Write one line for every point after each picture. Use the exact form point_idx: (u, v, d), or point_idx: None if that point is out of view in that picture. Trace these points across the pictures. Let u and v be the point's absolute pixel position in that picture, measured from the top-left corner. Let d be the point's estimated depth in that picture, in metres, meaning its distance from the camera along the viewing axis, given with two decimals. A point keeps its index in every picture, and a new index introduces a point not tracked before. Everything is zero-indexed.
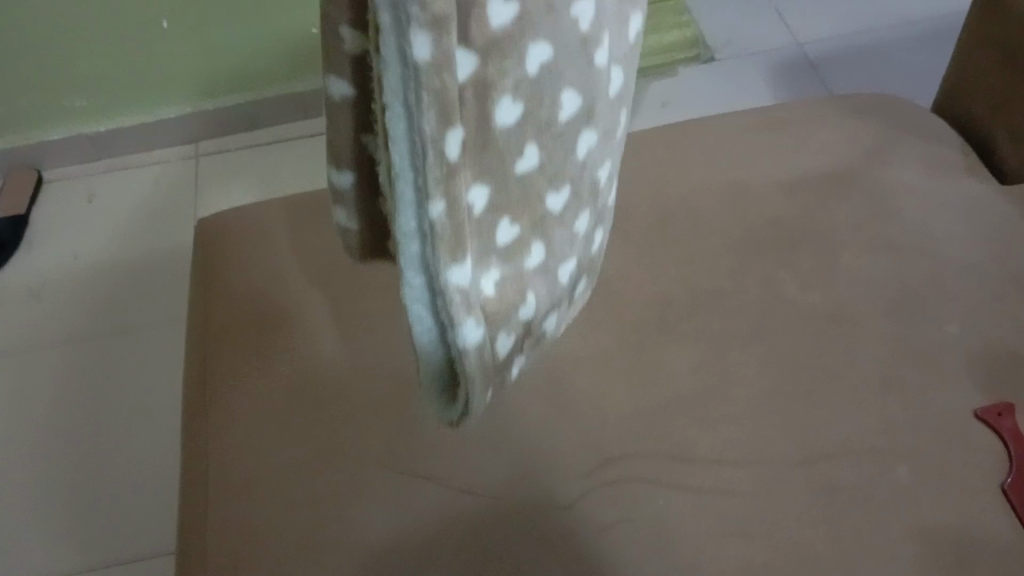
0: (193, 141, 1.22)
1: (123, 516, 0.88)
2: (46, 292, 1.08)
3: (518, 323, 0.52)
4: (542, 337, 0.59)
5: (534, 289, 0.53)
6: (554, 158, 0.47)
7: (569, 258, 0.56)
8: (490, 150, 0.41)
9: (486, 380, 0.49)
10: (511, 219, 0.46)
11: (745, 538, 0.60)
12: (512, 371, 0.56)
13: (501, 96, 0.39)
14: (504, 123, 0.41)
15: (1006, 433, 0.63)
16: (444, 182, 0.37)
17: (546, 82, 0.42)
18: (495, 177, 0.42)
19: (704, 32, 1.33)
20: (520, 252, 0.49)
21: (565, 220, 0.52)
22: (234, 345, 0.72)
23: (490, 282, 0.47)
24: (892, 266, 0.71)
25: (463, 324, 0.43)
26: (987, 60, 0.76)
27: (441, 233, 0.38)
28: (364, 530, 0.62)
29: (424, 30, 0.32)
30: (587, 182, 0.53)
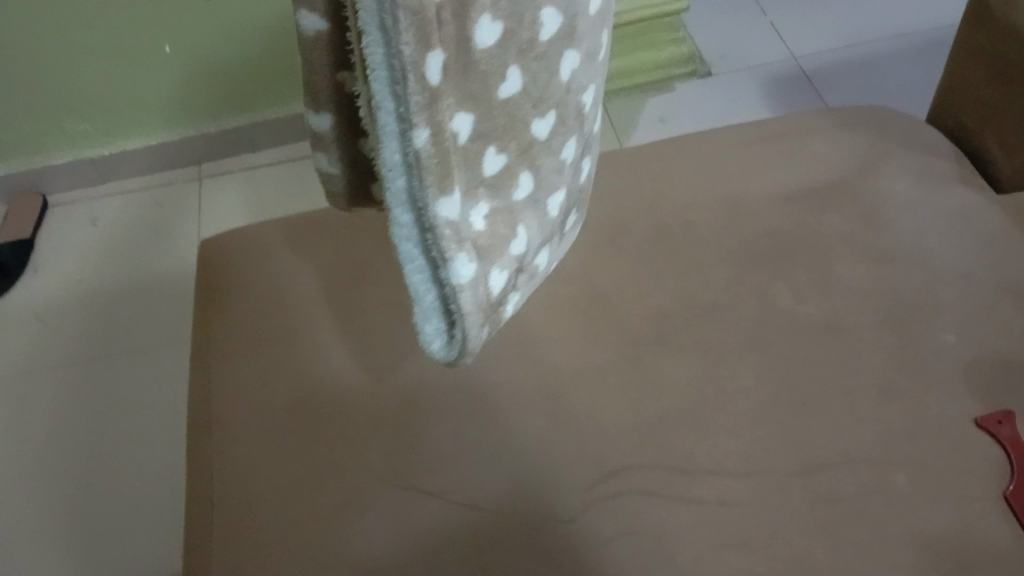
0: (196, 163, 1.25)
1: (127, 544, 0.89)
2: (52, 315, 1.09)
3: (512, 259, 0.52)
4: (535, 274, 0.59)
5: (525, 223, 0.53)
6: (539, 83, 0.47)
7: (558, 188, 0.56)
8: (475, 76, 0.42)
9: (485, 319, 0.50)
10: (496, 149, 0.47)
11: (745, 549, 0.58)
12: (507, 308, 0.56)
13: (480, 21, 0.40)
14: (484, 47, 0.41)
15: (1005, 440, 0.61)
16: (427, 110, 0.38)
17: (525, 9, 0.42)
18: (478, 104, 0.43)
19: (701, 47, 1.33)
20: (508, 180, 0.49)
21: (553, 146, 0.52)
22: (234, 360, 0.71)
23: (479, 213, 0.48)
24: (886, 277, 0.71)
25: (455, 258, 0.45)
26: (978, 72, 0.77)
27: (428, 162, 0.40)
28: (371, 545, 0.60)
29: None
30: (570, 109, 0.53)
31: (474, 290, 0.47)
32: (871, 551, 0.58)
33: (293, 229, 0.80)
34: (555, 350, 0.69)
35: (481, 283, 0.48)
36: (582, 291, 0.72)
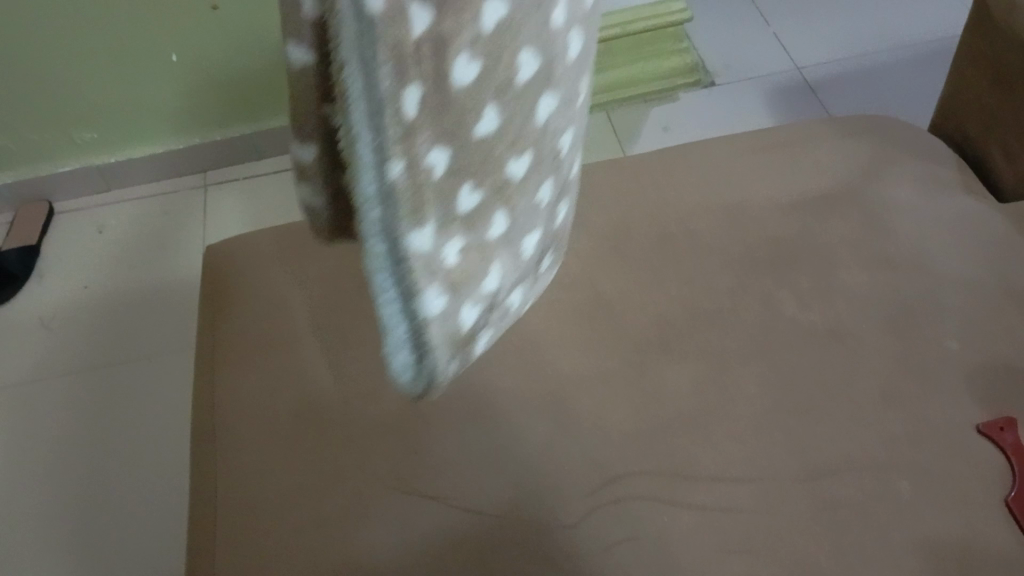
0: (201, 171, 1.26)
1: (130, 549, 0.89)
2: (57, 322, 1.10)
3: (479, 290, 0.47)
4: (505, 312, 0.56)
5: (496, 258, 0.47)
6: (514, 119, 0.41)
7: (529, 219, 0.50)
8: (449, 112, 0.35)
9: (451, 351, 0.46)
10: (472, 186, 0.40)
11: (748, 555, 0.58)
12: (472, 343, 0.51)
13: (460, 55, 0.33)
14: (462, 84, 0.34)
15: (1008, 447, 0.61)
16: (402, 143, 0.33)
17: (506, 39, 0.36)
18: (455, 136, 0.36)
19: (705, 57, 1.34)
20: (482, 218, 0.43)
21: (526, 183, 0.46)
22: (236, 365, 0.71)
23: (453, 254, 0.42)
24: (889, 284, 0.71)
25: (426, 294, 0.39)
26: (981, 82, 0.78)
27: (401, 196, 0.34)
28: (374, 548, 0.60)
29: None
30: (544, 146, 0.46)
31: (442, 323, 0.42)
32: (874, 557, 0.58)
33: (297, 237, 0.80)
34: (559, 357, 0.69)
35: (450, 316, 0.44)
36: (586, 298, 0.73)
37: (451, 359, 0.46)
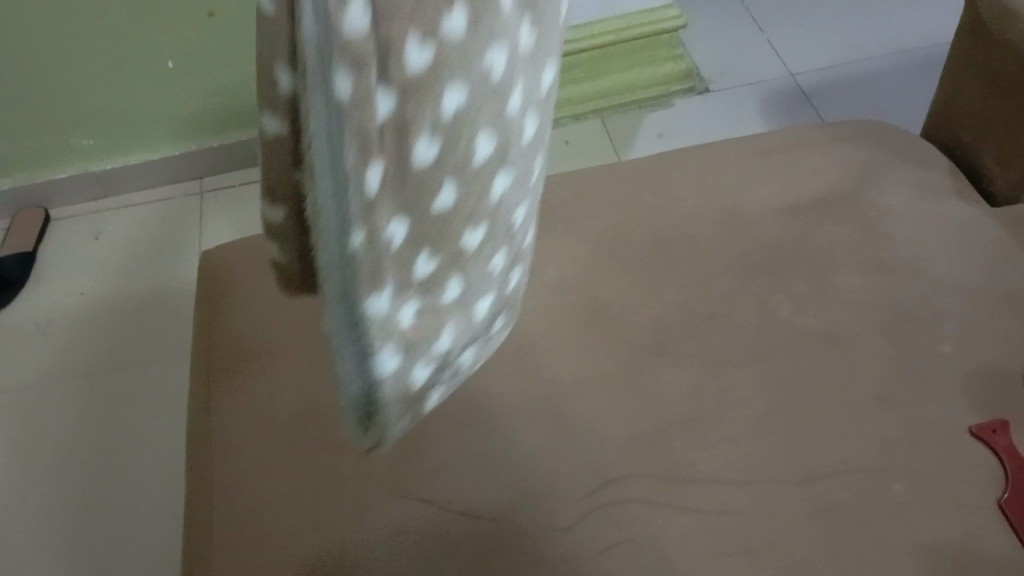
0: (198, 178, 1.26)
1: (126, 554, 0.89)
2: (53, 328, 1.10)
3: (436, 353, 0.45)
4: (456, 373, 0.52)
5: (453, 321, 0.46)
6: (473, 193, 0.40)
7: (485, 288, 0.48)
8: (409, 188, 0.34)
9: (403, 407, 0.45)
10: (430, 254, 0.39)
11: (746, 558, 0.58)
12: (426, 401, 0.49)
13: (420, 137, 0.33)
14: (423, 165, 0.34)
15: (1001, 450, 0.62)
16: (364, 216, 0.33)
17: (466, 121, 0.35)
18: (416, 210, 0.36)
19: (699, 64, 1.34)
20: (439, 288, 0.42)
21: (484, 255, 0.45)
22: (234, 371, 0.71)
23: (409, 320, 0.41)
24: (883, 288, 0.71)
25: (380, 353, 0.39)
26: (973, 88, 0.78)
27: (359, 264, 0.34)
28: (371, 552, 0.60)
29: (344, 72, 0.28)
30: (502, 222, 0.45)
31: (394, 381, 0.42)
32: (870, 559, 0.58)
33: None
34: (556, 361, 0.69)
35: (403, 376, 0.43)
36: (583, 303, 0.73)
37: (403, 416, 0.45)
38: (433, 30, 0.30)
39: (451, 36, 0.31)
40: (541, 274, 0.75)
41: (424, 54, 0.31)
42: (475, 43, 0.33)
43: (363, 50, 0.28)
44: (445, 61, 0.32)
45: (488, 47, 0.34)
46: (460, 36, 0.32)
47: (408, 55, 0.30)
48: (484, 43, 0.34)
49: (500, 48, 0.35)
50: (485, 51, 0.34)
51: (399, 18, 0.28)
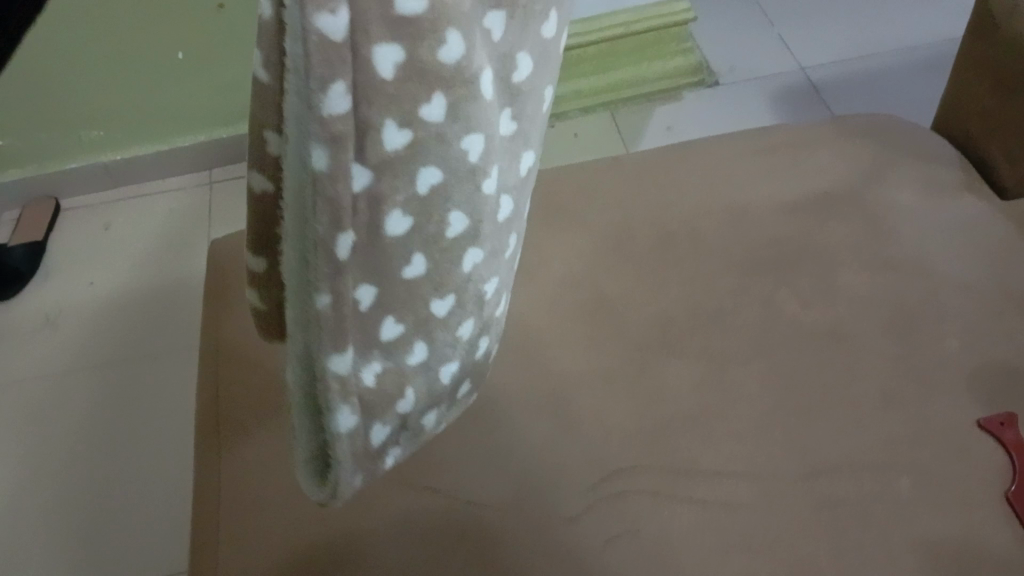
0: (207, 168, 1.26)
1: (134, 542, 0.90)
2: (63, 319, 1.10)
3: (396, 414, 0.46)
4: (417, 435, 0.51)
5: (418, 386, 0.46)
6: (445, 266, 0.42)
7: (454, 358, 0.49)
8: (377, 257, 0.37)
9: (358, 465, 0.45)
10: (398, 320, 0.41)
11: (748, 551, 0.58)
12: (387, 461, 0.49)
13: (393, 210, 0.36)
14: (393, 236, 0.37)
15: (1008, 443, 0.62)
16: (331, 281, 0.35)
17: (437, 202, 0.38)
18: (383, 278, 0.38)
19: (709, 58, 1.34)
20: (407, 354, 0.43)
21: (455, 326, 0.46)
22: (240, 362, 0.71)
23: (371, 381, 0.41)
24: (889, 285, 0.71)
25: (339, 409, 0.40)
26: (982, 84, 0.78)
27: (324, 324, 0.36)
28: (374, 540, 0.60)
29: (320, 146, 0.31)
30: (473, 293, 0.47)
31: (352, 438, 0.42)
32: (873, 554, 0.58)
33: None
34: (561, 356, 0.69)
35: (361, 434, 0.43)
36: (588, 297, 0.73)
37: (358, 473, 0.46)
38: (410, 116, 0.34)
39: (429, 123, 0.35)
40: (547, 269, 0.75)
41: (400, 136, 0.34)
42: (453, 133, 0.36)
43: (340, 129, 0.31)
44: (420, 146, 0.35)
45: (466, 134, 0.37)
46: (438, 125, 0.35)
47: (384, 135, 0.33)
48: (461, 132, 0.37)
49: (478, 136, 0.38)
50: (463, 138, 0.37)
51: (377, 104, 0.32)
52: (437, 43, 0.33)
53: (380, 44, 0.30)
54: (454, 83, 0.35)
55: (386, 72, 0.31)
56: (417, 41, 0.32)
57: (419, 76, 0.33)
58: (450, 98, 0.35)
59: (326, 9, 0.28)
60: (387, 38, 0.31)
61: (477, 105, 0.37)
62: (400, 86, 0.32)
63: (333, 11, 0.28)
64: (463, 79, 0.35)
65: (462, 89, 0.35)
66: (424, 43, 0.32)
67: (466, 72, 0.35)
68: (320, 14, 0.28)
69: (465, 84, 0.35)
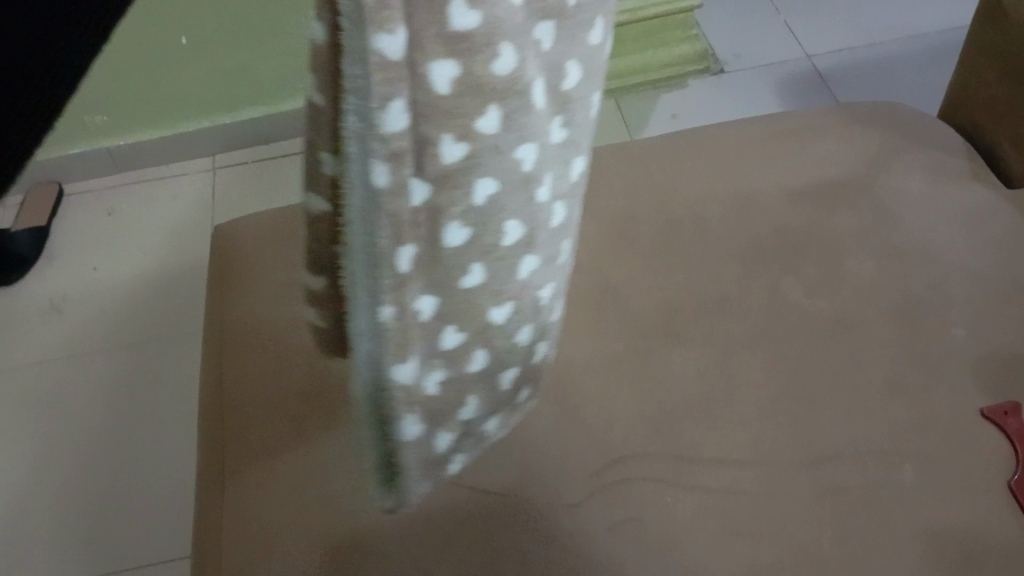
0: (210, 155, 1.26)
1: (139, 524, 0.90)
2: (67, 304, 1.10)
3: (460, 421, 0.49)
4: (481, 441, 0.55)
5: (477, 392, 0.49)
6: (502, 274, 0.44)
7: (513, 365, 0.51)
8: (437, 267, 0.40)
9: (424, 469, 0.48)
10: (458, 327, 0.44)
11: (752, 538, 0.58)
12: (450, 466, 0.53)
13: (450, 221, 0.38)
14: (451, 247, 0.39)
15: (1012, 432, 0.62)
16: (395, 290, 0.37)
17: (493, 211, 0.40)
18: (441, 288, 0.41)
19: (714, 45, 1.33)
20: (466, 361, 0.46)
21: (513, 332, 0.48)
22: (243, 347, 0.71)
23: (434, 388, 0.45)
24: (895, 272, 0.71)
25: (404, 418, 0.42)
26: (990, 72, 0.78)
27: (389, 336, 0.38)
28: (376, 525, 0.61)
29: (381, 162, 0.33)
30: (530, 302, 0.48)
31: (418, 444, 0.45)
32: (877, 542, 0.58)
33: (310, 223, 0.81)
34: (565, 342, 0.69)
35: (425, 439, 0.46)
36: (593, 284, 0.73)
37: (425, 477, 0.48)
38: (466, 130, 0.36)
39: (483, 134, 0.37)
40: None
41: (456, 149, 0.36)
42: (506, 142, 0.38)
43: (399, 146, 0.33)
44: (475, 158, 0.37)
45: (520, 145, 0.39)
46: (492, 137, 0.37)
47: (442, 149, 0.35)
48: (514, 142, 0.38)
49: (530, 145, 0.39)
50: (517, 149, 0.39)
51: (435, 119, 0.34)
52: (491, 56, 0.34)
53: (437, 61, 0.32)
54: (508, 96, 0.36)
55: (442, 88, 0.33)
56: (471, 56, 0.33)
57: (475, 89, 0.35)
58: (504, 110, 0.37)
59: (385, 30, 0.30)
60: (444, 56, 0.33)
61: (530, 115, 0.38)
62: (457, 101, 0.34)
63: (391, 32, 0.30)
64: (516, 90, 0.36)
65: (517, 102, 0.37)
66: (480, 56, 0.34)
67: (519, 83, 0.36)
68: (379, 34, 0.30)
69: (518, 95, 0.37)
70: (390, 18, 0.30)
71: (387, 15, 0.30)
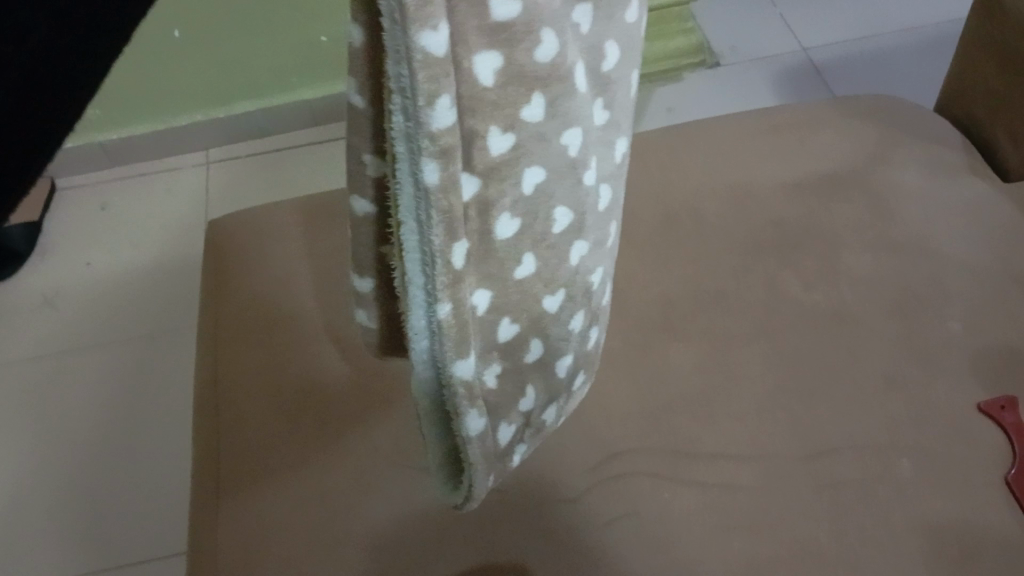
0: (204, 149, 1.26)
1: (136, 519, 0.90)
2: (60, 299, 1.10)
3: (518, 412, 0.47)
4: (540, 429, 0.53)
5: (533, 381, 0.47)
6: (553, 261, 0.42)
7: (568, 352, 0.49)
8: (491, 259, 0.38)
9: (490, 466, 0.45)
10: (511, 319, 0.42)
11: (750, 532, 0.58)
12: (514, 458, 0.51)
13: (501, 213, 0.37)
14: (503, 239, 0.38)
15: (1008, 425, 0.62)
16: (451, 286, 0.35)
17: (542, 199, 0.39)
18: (495, 281, 0.39)
19: (710, 37, 1.33)
20: (523, 351, 0.44)
21: (566, 319, 0.46)
22: (240, 343, 0.71)
23: (492, 381, 0.43)
24: (892, 265, 0.71)
25: (468, 413, 0.40)
26: (987, 65, 0.77)
27: (451, 334, 0.36)
28: (372, 521, 0.60)
29: (432, 160, 0.31)
30: (581, 287, 0.46)
31: (482, 439, 0.42)
32: (875, 536, 0.58)
33: (307, 218, 0.81)
34: None
35: (489, 434, 0.43)
36: None
37: (490, 474, 0.45)
38: (512, 120, 0.35)
39: (530, 123, 0.36)
40: None
41: (503, 141, 0.35)
42: (552, 130, 0.37)
43: (449, 142, 0.31)
44: (524, 147, 0.36)
45: (565, 131, 0.38)
46: (538, 125, 0.36)
47: (490, 142, 0.34)
48: (559, 129, 0.37)
49: (575, 131, 0.39)
50: (563, 135, 0.38)
51: (481, 111, 0.33)
52: (532, 45, 0.33)
53: (480, 53, 0.31)
54: (550, 83, 0.35)
55: (487, 79, 0.32)
56: (515, 45, 0.32)
57: (517, 79, 0.34)
58: (548, 97, 0.36)
59: (429, 26, 0.28)
60: (485, 48, 0.31)
61: (572, 102, 0.38)
62: (500, 92, 0.33)
63: (435, 28, 0.28)
64: (559, 77, 0.36)
65: (559, 88, 0.36)
66: (520, 46, 0.33)
67: (561, 70, 0.36)
68: (423, 32, 0.28)
69: (561, 82, 0.36)
70: (433, 14, 0.27)
71: (429, 11, 0.27)
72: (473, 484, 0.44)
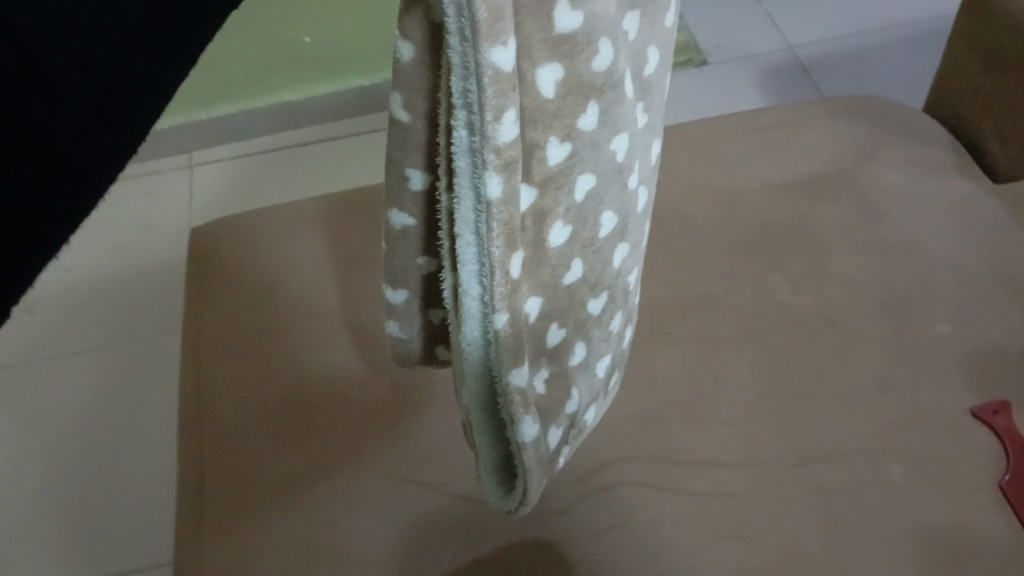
0: (188, 152, 1.25)
1: (119, 531, 0.88)
2: (41, 304, 1.08)
3: (566, 415, 0.45)
4: (580, 432, 0.50)
5: (579, 384, 0.46)
6: (599, 263, 0.41)
7: (608, 352, 0.48)
8: (545, 266, 0.37)
9: (544, 470, 0.43)
10: (559, 324, 0.41)
11: (743, 540, 0.57)
12: (559, 463, 0.48)
13: (556, 222, 0.36)
14: (555, 246, 0.37)
15: (1001, 430, 0.61)
16: (508, 296, 0.33)
17: (592, 206, 0.38)
18: (547, 288, 0.38)
19: (696, 36, 1.33)
20: (568, 354, 0.43)
21: (607, 321, 0.45)
22: (228, 351, 0.70)
23: (541, 387, 0.42)
24: (881, 267, 0.70)
25: (523, 421, 0.38)
26: (972, 65, 0.77)
27: (507, 344, 0.34)
28: (362, 535, 0.59)
29: (495, 173, 0.30)
30: (620, 288, 0.46)
31: (537, 446, 0.40)
32: (870, 541, 0.57)
33: (292, 223, 0.80)
34: None
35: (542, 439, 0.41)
36: None
37: (545, 480, 0.43)
38: (570, 129, 0.34)
39: (584, 132, 0.35)
40: None
41: (560, 150, 0.34)
42: (602, 137, 0.36)
43: (513, 155, 0.30)
44: (578, 156, 0.35)
45: (613, 137, 0.37)
46: (590, 133, 0.35)
47: (549, 152, 0.33)
48: (609, 135, 0.37)
49: (622, 136, 0.38)
50: (611, 141, 0.37)
51: (542, 123, 0.32)
52: (590, 54, 0.33)
53: (543, 65, 0.31)
54: (605, 90, 0.35)
55: (548, 91, 0.32)
56: (575, 56, 0.32)
57: (577, 89, 0.33)
58: (602, 105, 0.35)
59: (499, 42, 0.27)
60: (547, 59, 0.31)
61: (620, 108, 0.37)
62: (560, 102, 0.33)
63: (504, 44, 0.27)
64: (611, 84, 0.35)
65: (611, 95, 0.35)
66: (579, 57, 0.32)
67: (613, 77, 0.35)
68: (493, 47, 0.27)
69: (613, 89, 0.35)
70: (503, 30, 0.27)
71: (500, 26, 0.27)
72: (526, 488, 0.41)
